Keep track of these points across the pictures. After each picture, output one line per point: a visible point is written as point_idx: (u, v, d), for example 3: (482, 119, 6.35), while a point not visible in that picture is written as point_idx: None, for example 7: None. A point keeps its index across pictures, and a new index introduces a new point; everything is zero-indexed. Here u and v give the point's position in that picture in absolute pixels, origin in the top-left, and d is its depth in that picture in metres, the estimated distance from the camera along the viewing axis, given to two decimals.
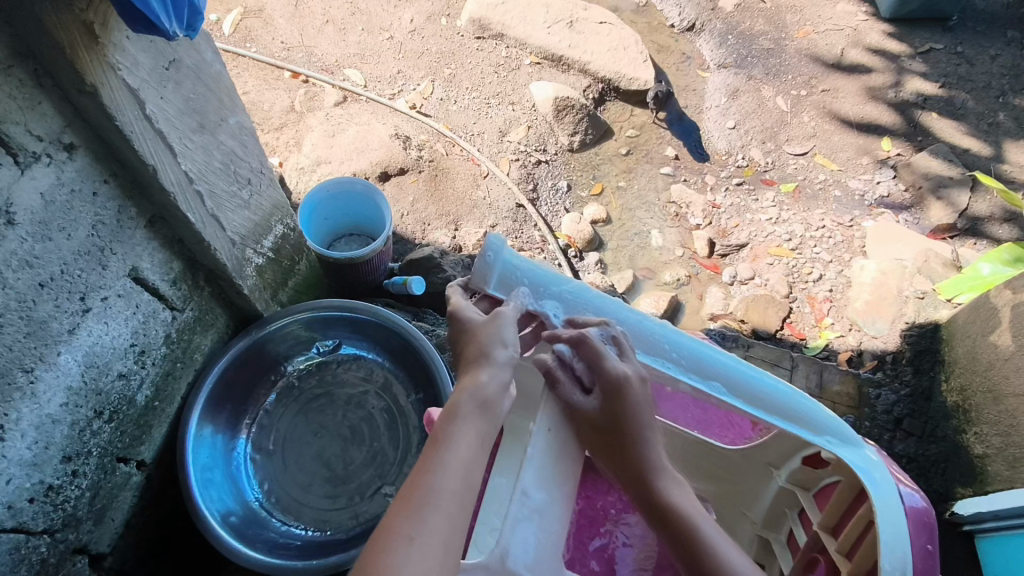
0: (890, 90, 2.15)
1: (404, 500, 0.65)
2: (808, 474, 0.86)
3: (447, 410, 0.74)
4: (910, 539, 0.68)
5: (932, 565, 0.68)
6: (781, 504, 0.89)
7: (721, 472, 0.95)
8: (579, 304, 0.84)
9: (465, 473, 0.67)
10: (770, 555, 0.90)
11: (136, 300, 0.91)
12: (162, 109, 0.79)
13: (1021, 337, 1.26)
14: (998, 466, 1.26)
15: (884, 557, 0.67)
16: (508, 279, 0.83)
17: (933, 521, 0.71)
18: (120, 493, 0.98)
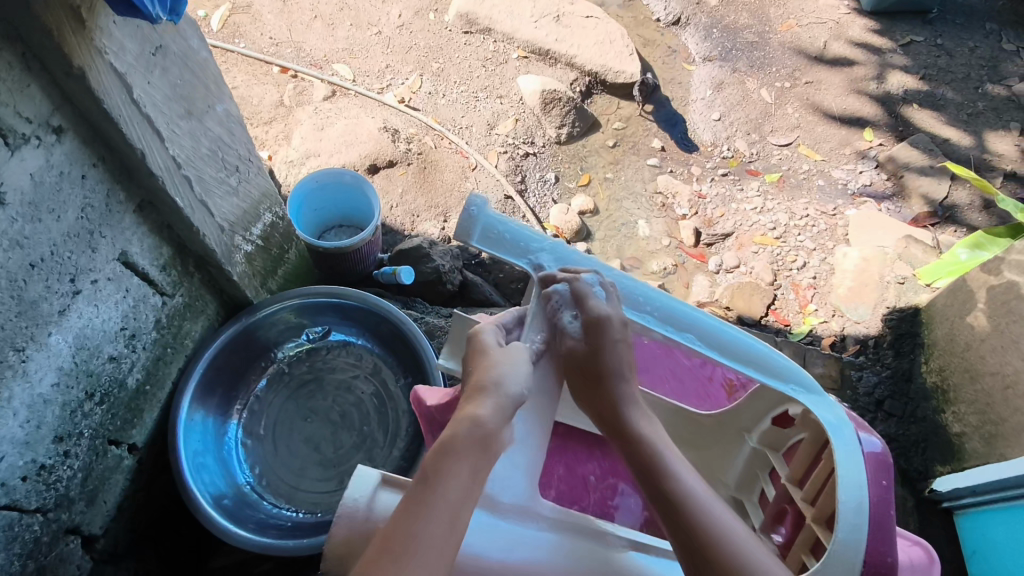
0: (873, 82, 2.18)
1: (384, 545, 0.60)
2: (778, 434, 0.89)
3: (441, 442, 0.68)
4: (865, 476, 0.71)
5: (888, 501, 0.70)
6: (754, 467, 0.93)
7: (696, 440, 0.99)
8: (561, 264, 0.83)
9: (454, 520, 0.63)
10: (744, 515, 0.93)
11: (126, 284, 0.92)
12: (149, 94, 0.81)
13: (997, 318, 1.30)
14: (975, 442, 1.30)
15: (843, 489, 0.70)
16: (491, 233, 0.79)
17: (890, 462, 0.74)
18: (112, 476, 1.00)
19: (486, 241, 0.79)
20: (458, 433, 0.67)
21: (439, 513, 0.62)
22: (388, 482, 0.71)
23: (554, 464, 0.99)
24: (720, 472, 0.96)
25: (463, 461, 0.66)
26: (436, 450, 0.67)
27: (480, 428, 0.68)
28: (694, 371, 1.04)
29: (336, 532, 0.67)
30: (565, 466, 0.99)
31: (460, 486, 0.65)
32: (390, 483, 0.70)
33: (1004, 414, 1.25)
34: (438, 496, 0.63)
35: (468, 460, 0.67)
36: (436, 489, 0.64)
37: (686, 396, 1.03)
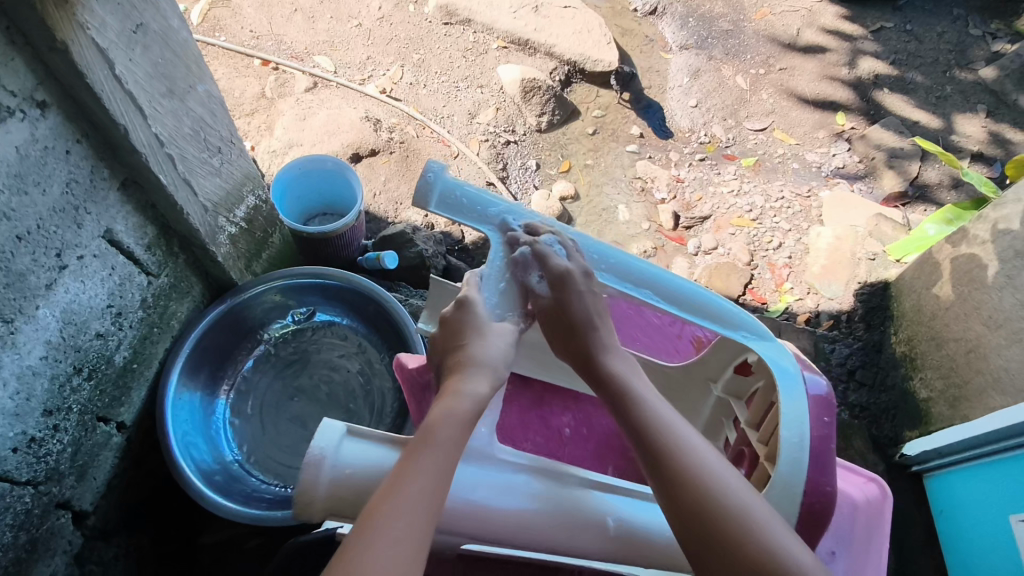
0: (844, 67, 2.24)
1: (369, 514, 0.60)
2: (740, 383, 0.94)
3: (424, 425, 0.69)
4: (808, 420, 0.76)
5: (827, 433, 0.76)
6: (719, 415, 0.98)
7: (665, 392, 1.02)
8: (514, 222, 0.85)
9: (438, 491, 0.64)
10: None
11: (111, 262, 0.94)
12: (131, 71, 0.83)
13: (960, 287, 1.37)
14: (941, 406, 1.36)
15: (784, 427, 0.76)
16: (449, 198, 0.81)
17: (832, 399, 0.80)
18: (101, 452, 1.01)
19: (445, 205, 0.81)
20: (440, 422, 0.69)
21: (420, 490, 0.62)
22: (354, 435, 0.71)
23: (530, 418, 1.02)
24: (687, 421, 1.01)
25: (442, 447, 0.66)
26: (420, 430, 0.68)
27: (465, 412, 0.70)
28: (664, 329, 1.07)
29: (302, 485, 0.67)
30: (540, 419, 1.03)
31: (441, 465, 0.65)
32: (356, 436, 0.71)
33: (966, 376, 1.31)
34: (417, 471, 0.64)
35: (449, 448, 0.67)
36: (413, 463, 0.65)
37: (658, 351, 1.05)
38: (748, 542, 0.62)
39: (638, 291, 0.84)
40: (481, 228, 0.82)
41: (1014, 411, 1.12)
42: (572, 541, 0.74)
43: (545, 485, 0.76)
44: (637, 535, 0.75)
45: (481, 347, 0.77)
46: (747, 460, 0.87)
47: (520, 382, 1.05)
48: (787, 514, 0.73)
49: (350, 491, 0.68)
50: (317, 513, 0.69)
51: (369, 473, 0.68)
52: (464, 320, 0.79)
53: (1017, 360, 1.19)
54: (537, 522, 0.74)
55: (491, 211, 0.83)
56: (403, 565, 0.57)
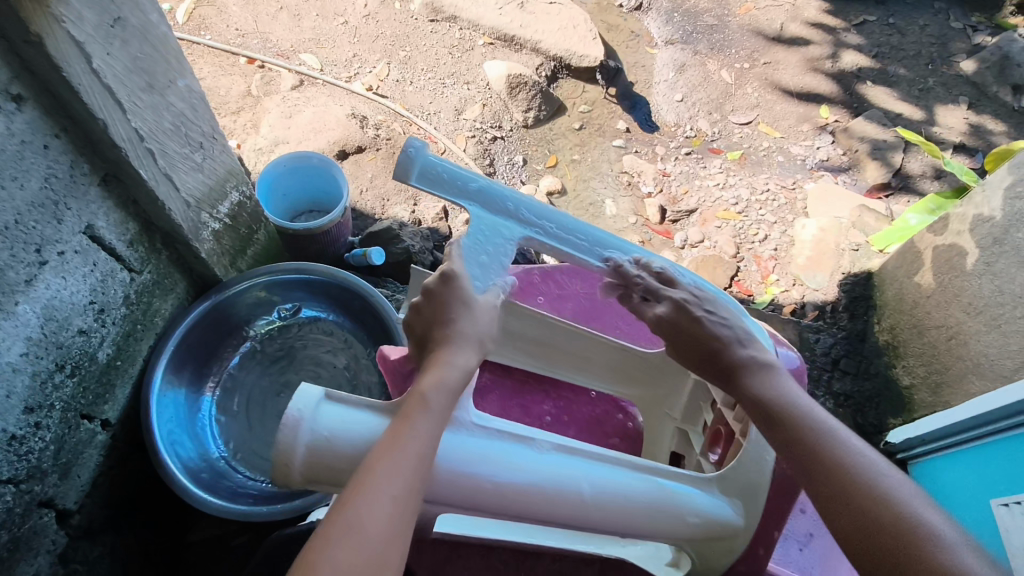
0: (828, 61, 2.25)
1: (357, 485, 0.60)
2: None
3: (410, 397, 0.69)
4: None
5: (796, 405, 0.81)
6: (697, 399, 0.99)
7: (645, 377, 1.04)
8: (495, 199, 0.82)
9: (423, 463, 0.64)
10: (687, 445, 1.00)
11: (93, 258, 0.94)
12: (110, 65, 0.83)
13: (940, 276, 1.39)
14: (924, 393, 1.40)
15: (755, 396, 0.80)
16: (429, 174, 0.79)
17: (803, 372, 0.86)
18: (85, 450, 1.01)
19: (425, 181, 0.79)
20: (430, 389, 0.69)
21: (413, 451, 0.63)
22: (333, 399, 0.70)
23: (511, 406, 1.06)
24: (667, 406, 1.03)
25: (436, 413, 0.67)
26: (410, 398, 0.68)
27: (448, 383, 0.70)
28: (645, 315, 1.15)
29: (280, 447, 0.67)
30: (522, 408, 1.07)
31: (432, 430, 0.66)
32: (335, 400, 0.70)
33: (947, 363, 1.34)
34: (410, 435, 0.65)
35: (442, 413, 0.68)
36: (407, 427, 0.65)
37: (636, 340, 1.13)
38: (913, 540, 0.61)
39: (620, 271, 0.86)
40: (461, 205, 0.80)
41: (995, 398, 1.14)
42: (548, 508, 0.73)
43: (521, 452, 0.73)
44: (619, 502, 0.75)
45: (469, 322, 0.75)
46: (723, 439, 0.92)
47: (501, 370, 1.09)
48: (759, 478, 0.79)
49: (329, 454, 0.68)
50: (295, 477, 0.68)
51: (348, 435, 0.68)
52: (448, 293, 0.76)
53: (995, 345, 1.21)
54: (514, 491, 0.72)
55: (471, 188, 0.81)
56: (396, 521, 0.59)
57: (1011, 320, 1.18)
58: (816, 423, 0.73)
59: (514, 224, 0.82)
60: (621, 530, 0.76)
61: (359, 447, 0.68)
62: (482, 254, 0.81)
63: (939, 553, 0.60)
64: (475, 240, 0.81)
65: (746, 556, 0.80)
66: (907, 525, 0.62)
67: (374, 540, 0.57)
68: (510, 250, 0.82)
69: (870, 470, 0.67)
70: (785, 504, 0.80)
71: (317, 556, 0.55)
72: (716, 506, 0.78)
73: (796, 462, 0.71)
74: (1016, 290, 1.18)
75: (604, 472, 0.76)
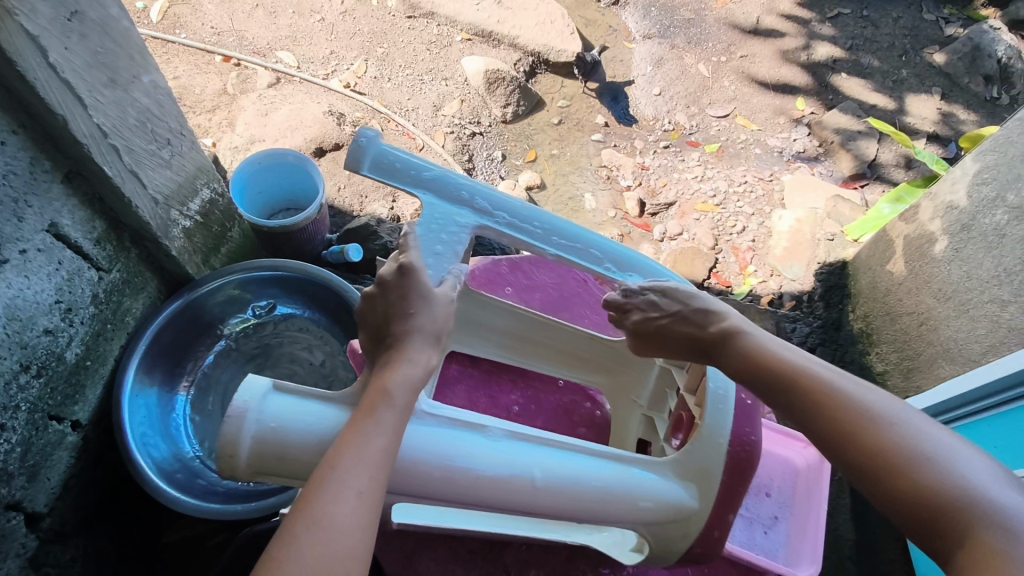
0: (803, 53, 2.27)
1: (322, 479, 0.59)
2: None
3: (373, 392, 0.68)
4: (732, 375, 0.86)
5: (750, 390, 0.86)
6: (663, 386, 1.02)
7: (614, 366, 1.08)
8: (448, 187, 0.86)
9: (387, 459, 0.64)
10: (654, 431, 1.02)
11: (58, 256, 0.93)
12: (67, 59, 0.82)
13: (911, 262, 1.41)
14: (896, 378, 1.42)
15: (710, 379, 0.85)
16: (383, 163, 0.82)
17: None
18: (54, 452, 1.00)
19: (378, 169, 0.83)
20: (393, 383, 0.69)
21: (379, 446, 0.63)
22: (281, 390, 0.70)
23: (479, 397, 1.07)
24: (635, 394, 1.06)
25: (399, 407, 0.67)
26: (372, 391, 0.68)
27: (411, 379, 0.70)
28: None
29: (224, 439, 0.67)
30: (490, 397, 1.08)
31: (396, 423, 0.66)
32: (283, 391, 0.70)
33: (919, 349, 1.36)
34: (374, 429, 0.65)
35: (404, 407, 0.68)
36: (371, 421, 0.65)
37: (605, 327, 1.15)
38: (909, 466, 0.60)
39: (575, 255, 0.89)
40: (415, 193, 0.84)
41: (980, 374, 1.14)
42: (503, 495, 0.75)
43: (473, 439, 0.75)
44: (573, 487, 0.77)
45: (428, 316, 0.76)
46: (684, 426, 0.93)
47: (469, 361, 1.10)
48: (710, 462, 0.82)
49: (275, 446, 0.68)
50: (242, 469, 0.68)
51: (296, 427, 0.69)
52: (406, 286, 0.76)
53: (964, 330, 1.23)
54: (468, 477, 0.73)
55: (424, 176, 0.85)
56: (365, 518, 0.59)
57: (979, 304, 1.20)
58: (802, 369, 0.73)
59: (465, 212, 0.87)
60: (575, 516, 0.78)
61: (306, 438, 0.69)
62: (435, 242, 0.84)
63: (936, 476, 0.59)
64: (427, 229, 0.85)
65: (703, 539, 0.82)
66: (900, 453, 0.61)
67: (343, 536, 0.56)
68: (462, 237, 0.86)
69: (859, 403, 0.67)
70: (738, 486, 0.82)
71: (283, 555, 0.54)
72: (666, 489, 0.81)
73: (792, 412, 0.72)
74: (982, 275, 1.21)
75: (559, 459, 0.78)
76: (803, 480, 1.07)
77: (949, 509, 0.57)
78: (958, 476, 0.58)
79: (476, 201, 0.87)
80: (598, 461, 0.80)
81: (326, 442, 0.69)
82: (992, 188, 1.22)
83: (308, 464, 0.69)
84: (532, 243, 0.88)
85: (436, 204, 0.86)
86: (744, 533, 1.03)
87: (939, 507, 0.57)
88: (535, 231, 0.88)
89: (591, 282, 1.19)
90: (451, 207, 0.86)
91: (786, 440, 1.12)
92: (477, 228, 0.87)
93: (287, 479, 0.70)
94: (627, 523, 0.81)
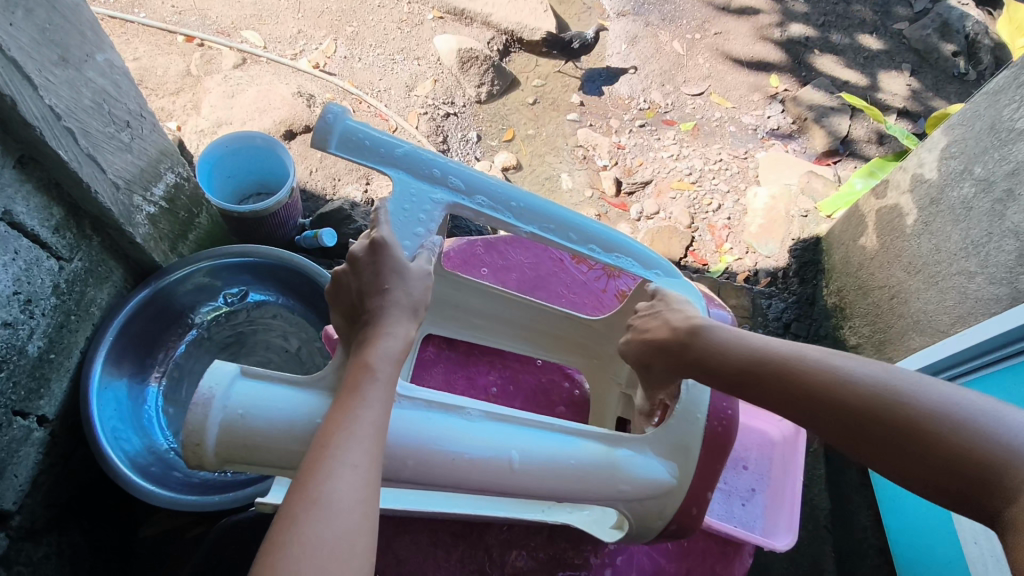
0: (777, 30, 2.27)
1: (314, 460, 0.58)
2: None
3: (355, 370, 0.67)
4: None
5: None
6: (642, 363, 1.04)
7: (592, 345, 1.09)
8: (420, 164, 0.84)
9: (379, 433, 0.63)
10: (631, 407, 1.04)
11: (14, 246, 0.89)
12: (13, 36, 0.78)
13: (883, 238, 1.44)
14: (868, 350, 1.45)
15: None
16: (350, 140, 0.80)
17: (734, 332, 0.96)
18: (20, 448, 0.97)
19: (346, 147, 0.80)
20: (374, 358, 0.68)
21: (369, 420, 0.63)
22: (250, 375, 0.69)
23: (457, 378, 1.07)
24: (613, 372, 1.08)
25: (385, 381, 0.67)
26: (354, 368, 0.67)
27: (390, 354, 0.69)
28: (591, 283, 1.18)
29: (189, 427, 0.65)
30: (467, 378, 1.08)
31: (384, 396, 0.66)
32: (251, 376, 0.69)
33: (890, 322, 1.39)
34: (362, 404, 0.64)
35: (390, 381, 0.67)
36: (356, 398, 0.64)
37: (582, 305, 1.16)
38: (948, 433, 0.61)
39: (554, 236, 0.88)
40: (387, 173, 0.82)
41: (951, 342, 1.16)
42: (478, 475, 0.74)
43: (448, 421, 0.75)
44: (551, 462, 0.78)
45: (403, 290, 0.74)
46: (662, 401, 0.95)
47: (446, 344, 1.09)
48: (689, 437, 0.83)
49: (245, 432, 0.67)
50: (209, 458, 0.66)
51: (265, 411, 0.67)
52: (378, 263, 0.75)
53: (933, 302, 1.26)
54: (441, 459, 0.73)
55: (395, 154, 0.83)
56: (365, 491, 0.58)
57: (948, 276, 1.23)
58: (801, 359, 0.73)
59: (437, 190, 0.85)
60: (556, 493, 0.79)
61: (277, 422, 0.67)
62: (406, 221, 0.83)
63: (979, 438, 0.60)
64: (401, 208, 0.83)
65: (681, 516, 0.83)
66: (936, 422, 0.62)
67: (345, 513, 0.55)
68: (434, 215, 0.85)
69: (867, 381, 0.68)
70: (716, 462, 0.83)
71: (282, 537, 0.53)
72: (647, 466, 0.82)
73: (808, 411, 0.72)
74: (951, 247, 1.23)
75: (537, 436, 0.79)
76: (777, 454, 1.09)
77: (998, 468, 0.58)
78: (1003, 433, 0.59)
79: (450, 178, 0.86)
80: (575, 437, 0.81)
81: (300, 425, 0.68)
82: (960, 160, 1.24)
83: (281, 447, 0.67)
84: (510, 223, 0.87)
85: (411, 184, 0.84)
86: (722, 506, 1.05)
87: (987, 467, 0.59)
88: (512, 211, 0.87)
89: (568, 260, 1.18)
90: (427, 188, 0.85)
91: (764, 414, 1.13)
92: (449, 205, 0.85)
93: (256, 467, 0.69)
94: (608, 498, 0.81)
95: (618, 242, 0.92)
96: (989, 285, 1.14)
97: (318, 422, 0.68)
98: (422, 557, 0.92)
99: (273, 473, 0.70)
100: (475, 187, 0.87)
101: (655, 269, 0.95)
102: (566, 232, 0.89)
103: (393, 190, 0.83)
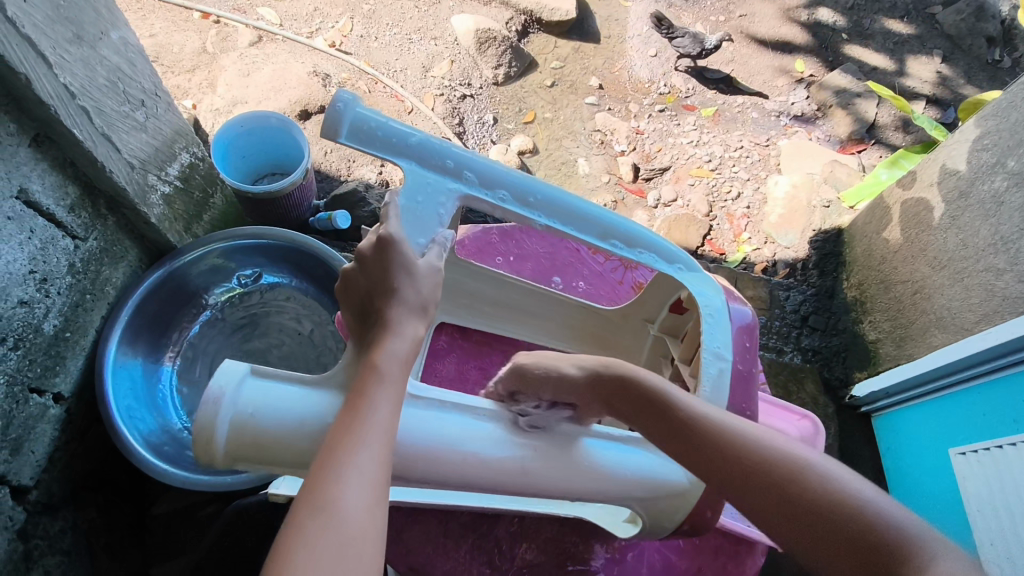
0: (804, 13, 2.21)
1: (323, 464, 0.58)
2: (675, 322, 1.02)
3: (364, 372, 0.66)
4: (732, 343, 0.87)
5: (750, 354, 0.88)
6: (657, 354, 1.04)
7: (605, 336, 1.09)
8: (433, 155, 0.83)
9: (389, 436, 0.62)
10: None
11: (29, 225, 0.89)
12: (27, 13, 0.77)
13: (907, 230, 1.41)
14: (888, 347, 1.43)
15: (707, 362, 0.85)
16: (360, 128, 0.79)
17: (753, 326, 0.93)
18: (38, 425, 0.98)
19: (357, 136, 0.79)
20: (381, 358, 0.67)
21: (379, 422, 0.62)
22: (259, 374, 0.69)
23: (469, 369, 1.06)
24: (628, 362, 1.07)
25: (394, 381, 0.66)
26: (363, 368, 0.67)
27: (397, 355, 0.68)
28: (607, 274, 1.17)
29: (200, 426, 0.65)
30: (479, 369, 1.07)
31: (391, 397, 0.65)
32: (261, 375, 0.69)
33: (912, 317, 1.36)
34: (370, 406, 0.63)
35: (398, 381, 0.66)
36: (366, 400, 0.63)
37: (599, 296, 1.14)
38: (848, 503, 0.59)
39: (571, 230, 0.87)
40: (402, 165, 0.81)
41: (974, 340, 1.13)
42: (491, 476, 0.74)
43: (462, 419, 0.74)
44: (563, 461, 0.77)
45: (413, 288, 0.73)
46: None
47: (458, 333, 1.09)
48: None
49: (256, 431, 0.67)
50: (220, 457, 0.66)
51: (276, 409, 0.67)
52: (386, 259, 0.73)
53: (958, 298, 1.23)
54: (455, 458, 0.72)
55: (407, 143, 0.81)
56: (374, 494, 0.57)
57: (974, 272, 1.20)
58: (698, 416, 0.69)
59: (451, 180, 0.83)
60: (567, 493, 0.78)
61: (288, 421, 0.67)
62: (419, 213, 0.81)
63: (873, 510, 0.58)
64: (413, 199, 0.81)
65: (694, 516, 0.82)
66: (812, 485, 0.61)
67: (355, 520, 0.55)
68: (449, 206, 0.83)
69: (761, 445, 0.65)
70: None
71: (291, 543, 0.53)
72: (664, 468, 0.81)
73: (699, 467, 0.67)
74: (979, 242, 1.20)
75: (546, 436, 0.78)
76: None
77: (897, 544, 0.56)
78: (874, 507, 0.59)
79: (463, 170, 0.84)
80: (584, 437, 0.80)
81: (310, 423, 0.67)
82: (993, 153, 1.20)
83: (292, 446, 0.67)
84: (526, 215, 0.86)
85: (426, 174, 0.83)
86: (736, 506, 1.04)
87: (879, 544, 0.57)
88: (529, 204, 0.86)
89: (583, 250, 1.17)
90: (444, 179, 0.83)
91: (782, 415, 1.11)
92: (463, 197, 0.84)
93: (265, 465, 0.69)
94: (621, 499, 0.81)
95: (637, 234, 0.90)
96: (1018, 283, 1.11)
97: (328, 420, 0.68)
98: (431, 549, 0.92)
99: (286, 470, 0.70)
100: (490, 178, 0.85)
101: (676, 261, 0.92)
102: (581, 224, 0.87)
103: (405, 179, 0.82)
